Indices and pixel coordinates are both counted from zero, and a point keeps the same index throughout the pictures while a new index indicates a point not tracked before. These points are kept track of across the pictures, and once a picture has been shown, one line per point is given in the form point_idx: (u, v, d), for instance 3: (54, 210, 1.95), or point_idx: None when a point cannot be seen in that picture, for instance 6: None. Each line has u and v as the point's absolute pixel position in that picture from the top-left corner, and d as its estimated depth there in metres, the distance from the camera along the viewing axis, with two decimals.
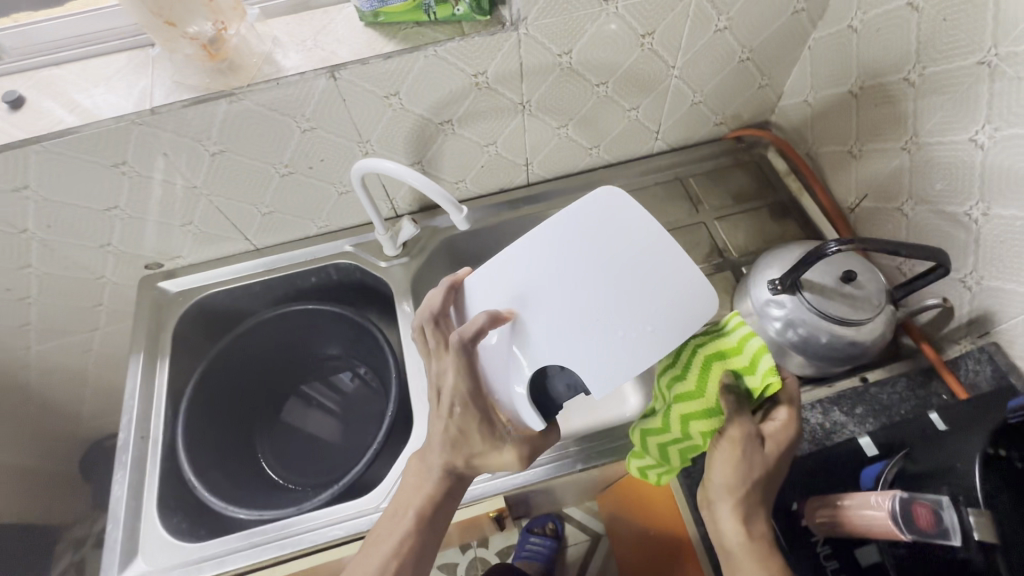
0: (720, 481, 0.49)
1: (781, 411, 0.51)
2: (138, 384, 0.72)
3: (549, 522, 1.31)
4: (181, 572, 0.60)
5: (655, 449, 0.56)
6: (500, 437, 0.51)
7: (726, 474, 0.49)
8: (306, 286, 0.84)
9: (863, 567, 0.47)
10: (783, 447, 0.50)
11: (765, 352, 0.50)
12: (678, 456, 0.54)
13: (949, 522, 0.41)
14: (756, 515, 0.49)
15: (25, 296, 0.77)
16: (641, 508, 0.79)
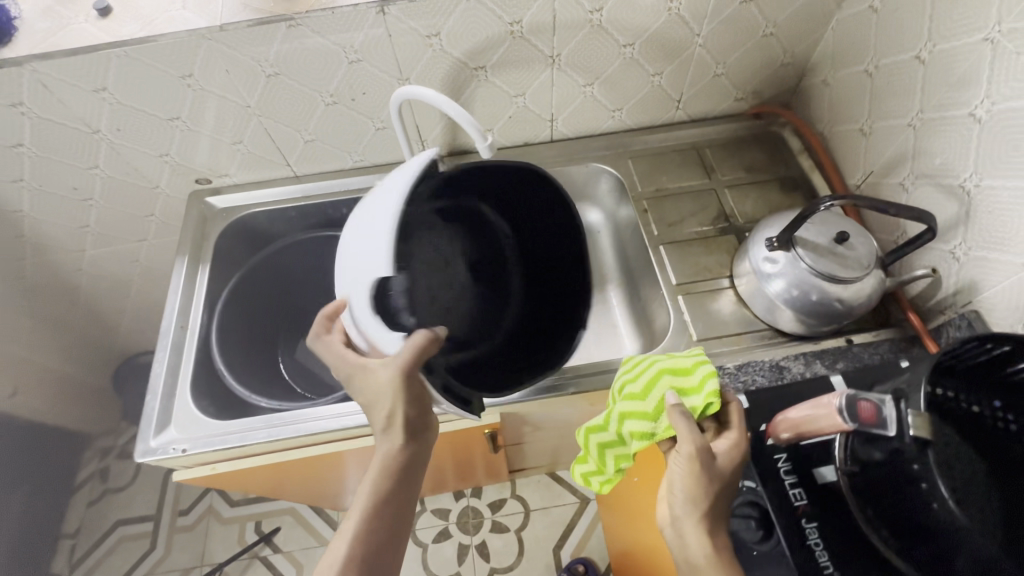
0: (682, 494, 0.48)
1: (732, 433, 0.52)
2: (182, 282, 0.79)
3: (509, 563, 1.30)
4: (207, 440, 0.67)
5: (597, 449, 0.63)
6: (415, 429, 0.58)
7: (686, 488, 0.48)
8: (337, 216, 0.91)
9: (819, 484, 0.51)
10: (736, 464, 0.50)
11: (713, 376, 0.54)
12: (615, 460, 0.62)
13: (888, 414, 0.44)
14: (718, 530, 0.48)
15: (88, 198, 0.85)
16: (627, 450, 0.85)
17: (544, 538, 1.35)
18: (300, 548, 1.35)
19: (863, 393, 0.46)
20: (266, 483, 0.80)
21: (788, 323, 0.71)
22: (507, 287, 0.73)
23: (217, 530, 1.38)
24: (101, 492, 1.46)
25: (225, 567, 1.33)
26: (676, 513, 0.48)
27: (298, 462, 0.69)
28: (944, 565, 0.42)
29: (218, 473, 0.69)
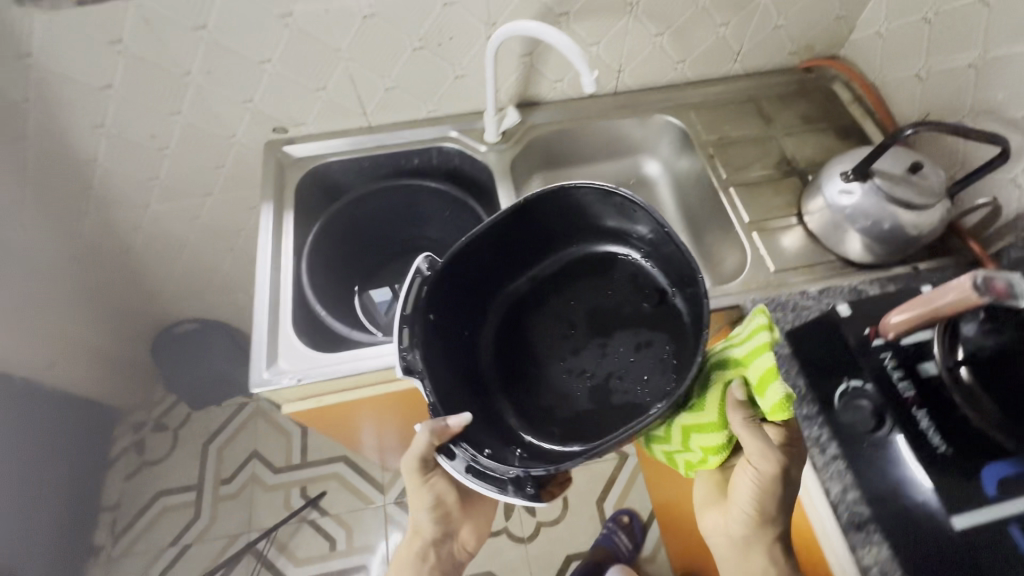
0: (744, 513, 0.55)
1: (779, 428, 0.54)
2: (270, 225, 0.80)
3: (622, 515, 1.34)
4: (320, 371, 0.69)
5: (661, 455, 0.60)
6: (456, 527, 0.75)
7: (751, 508, 0.54)
8: (409, 166, 0.92)
9: (925, 377, 0.56)
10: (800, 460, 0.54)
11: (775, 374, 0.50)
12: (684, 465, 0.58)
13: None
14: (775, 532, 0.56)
15: (163, 148, 0.85)
16: None
17: (586, 492, 1.39)
18: (346, 511, 1.37)
19: (993, 275, 0.52)
20: (353, 424, 0.82)
21: (857, 252, 0.76)
22: (623, 351, 0.67)
23: (261, 498, 1.39)
24: (138, 464, 1.44)
25: (273, 532, 1.34)
26: (732, 534, 0.57)
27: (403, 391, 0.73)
28: None
29: (325, 405, 0.71)
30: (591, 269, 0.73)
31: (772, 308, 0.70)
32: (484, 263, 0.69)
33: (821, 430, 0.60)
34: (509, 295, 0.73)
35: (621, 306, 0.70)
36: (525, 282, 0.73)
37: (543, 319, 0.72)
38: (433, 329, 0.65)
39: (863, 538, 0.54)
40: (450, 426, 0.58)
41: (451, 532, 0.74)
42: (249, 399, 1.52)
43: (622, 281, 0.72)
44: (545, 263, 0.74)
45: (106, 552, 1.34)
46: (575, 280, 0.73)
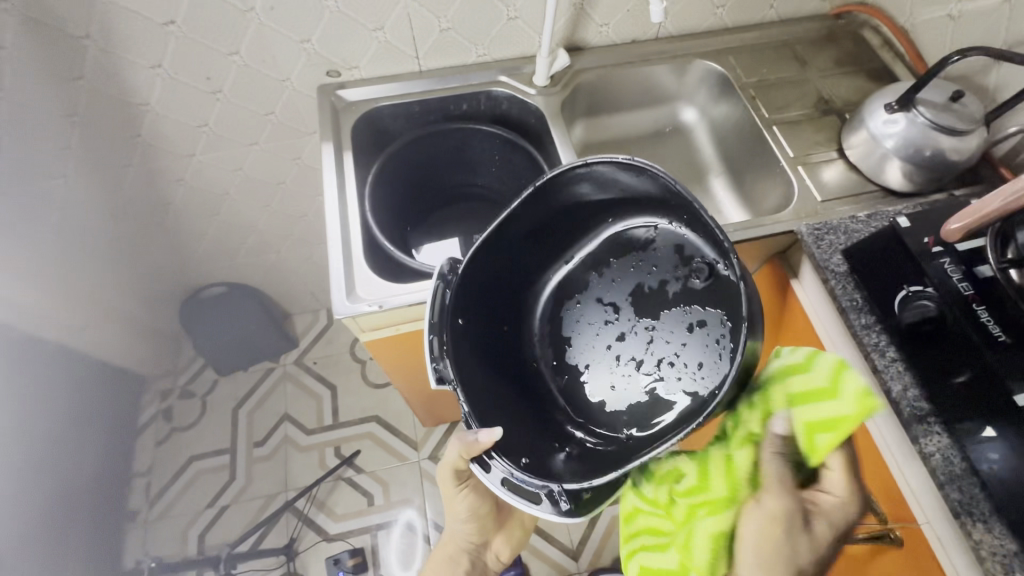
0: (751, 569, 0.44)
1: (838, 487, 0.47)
2: (331, 164, 0.81)
3: None
4: (399, 296, 0.71)
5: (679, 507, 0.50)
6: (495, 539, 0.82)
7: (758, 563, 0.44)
8: (458, 112, 0.94)
9: (982, 279, 0.62)
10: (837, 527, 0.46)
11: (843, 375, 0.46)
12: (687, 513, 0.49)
13: None
14: None
15: (216, 91, 0.86)
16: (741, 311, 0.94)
17: None
18: (382, 468, 1.39)
19: None
20: (418, 356, 0.87)
21: (897, 181, 0.80)
22: (672, 336, 0.67)
23: (296, 459, 1.40)
24: (168, 431, 1.44)
25: (312, 490, 1.35)
26: None
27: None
28: None
29: (403, 333, 0.76)
30: (625, 253, 0.72)
31: (826, 231, 0.75)
32: (507, 257, 0.69)
33: (882, 337, 0.66)
34: (542, 291, 0.75)
35: (660, 288, 0.69)
36: (557, 274, 0.75)
37: (583, 308, 0.72)
38: (468, 330, 0.65)
39: (926, 428, 0.61)
40: (482, 440, 0.55)
41: (480, 544, 0.81)
42: (276, 363, 1.52)
43: (664, 258, 0.70)
44: (577, 256, 0.74)
45: (142, 517, 1.34)
46: (608, 267, 0.73)
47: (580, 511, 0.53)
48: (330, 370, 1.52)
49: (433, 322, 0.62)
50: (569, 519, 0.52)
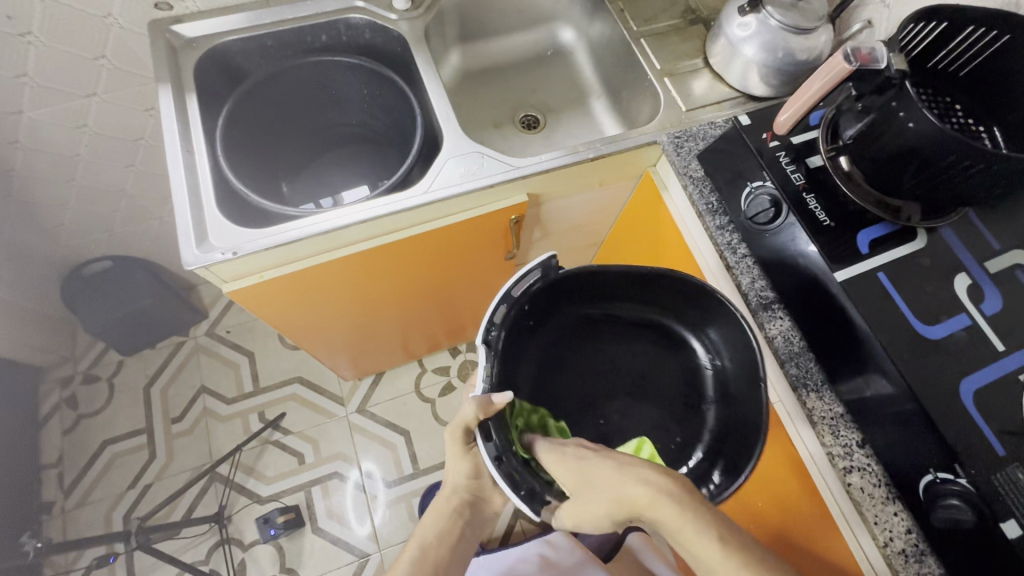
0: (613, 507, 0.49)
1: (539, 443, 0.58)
2: (172, 107, 0.75)
3: None
4: (252, 243, 0.68)
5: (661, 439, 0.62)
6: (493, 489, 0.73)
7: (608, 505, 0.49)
8: (317, 45, 0.88)
9: (813, 168, 0.66)
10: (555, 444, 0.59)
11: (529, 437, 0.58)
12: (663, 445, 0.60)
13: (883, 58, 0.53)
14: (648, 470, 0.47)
15: (25, 33, 0.81)
16: (629, 227, 0.97)
17: None
18: (310, 426, 1.38)
19: (860, 44, 0.54)
20: (301, 308, 0.85)
21: (755, 87, 0.81)
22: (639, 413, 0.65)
23: (218, 428, 1.37)
24: (75, 419, 1.36)
25: (235, 456, 1.34)
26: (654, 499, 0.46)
27: (344, 259, 0.76)
28: (929, 165, 0.55)
29: (268, 279, 0.74)
30: (657, 344, 0.68)
31: (686, 138, 0.77)
32: (578, 294, 0.66)
33: (734, 235, 0.69)
34: (574, 317, 0.67)
35: (668, 391, 0.66)
36: (596, 313, 0.68)
37: (594, 357, 0.67)
38: (518, 324, 0.62)
39: (769, 314, 0.65)
40: (496, 402, 0.55)
41: (479, 494, 0.73)
42: (186, 337, 1.46)
43: (680, 366, 0.67)
44: (621, 313, 0.68)
45: (59, 507, 1.28)
46: (622, 351, 0.68)
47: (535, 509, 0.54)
48: (245, 336, 1.47)
49: (509, 294, 0.59)
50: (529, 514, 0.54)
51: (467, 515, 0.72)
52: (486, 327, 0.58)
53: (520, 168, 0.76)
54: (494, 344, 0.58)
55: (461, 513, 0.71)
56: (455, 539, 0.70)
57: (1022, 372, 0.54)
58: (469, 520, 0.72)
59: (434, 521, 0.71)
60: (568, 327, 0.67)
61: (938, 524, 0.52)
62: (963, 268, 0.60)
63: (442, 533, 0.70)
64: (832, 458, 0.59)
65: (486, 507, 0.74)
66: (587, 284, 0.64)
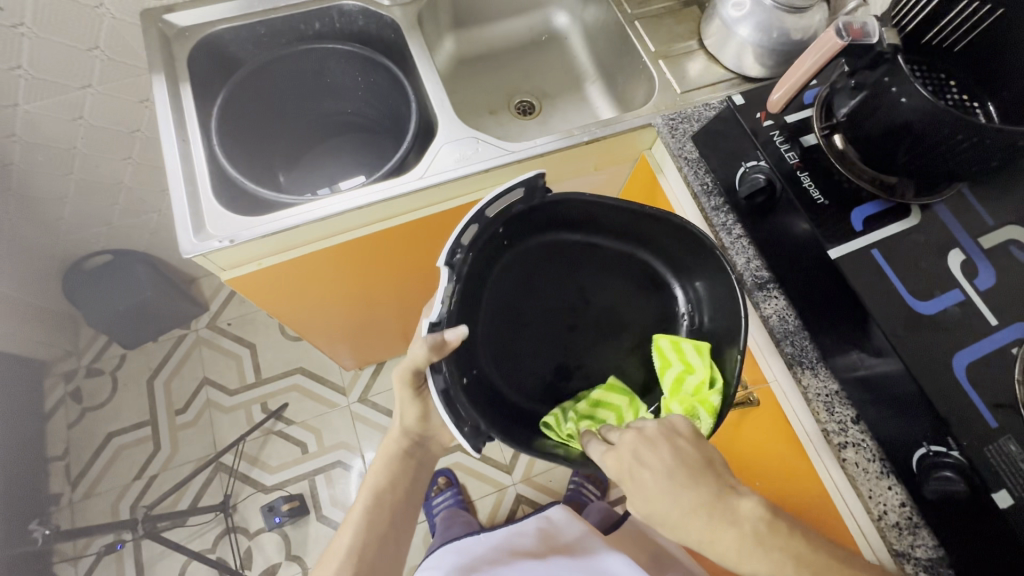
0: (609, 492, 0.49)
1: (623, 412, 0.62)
2: (167, 97, 0.75)
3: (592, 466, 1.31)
4: (246, 229, 0.69)
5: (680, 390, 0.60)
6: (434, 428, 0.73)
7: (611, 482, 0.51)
8: (310, 33, 0.87)
9: (807, 147, 0.65)
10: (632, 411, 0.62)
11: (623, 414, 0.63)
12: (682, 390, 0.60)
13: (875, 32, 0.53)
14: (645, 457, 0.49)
15: (17, 24, 0.81)
16: None
17: None
18: (312, 416, 1.39)
19: (853, 18, 0.53)
20: (304, 294, 0.86)
21: (749, 67, 0.80)
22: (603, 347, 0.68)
23: (222, 419, 1.38)
24: (79, 412, 1.38)
25: (238, 447, 1.35)
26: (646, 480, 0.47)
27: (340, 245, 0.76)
28: (922, 141, 0.55)
29: (267, 267, 0.75)
30: (638, 281, 0.69)
31: (680, 120, 0.77)
32: (560, 221, 0.67)
33: (729, 216, 0.70)
34: (550, 242, 0.68)
35: (632, 324, 0.69)
36: (578, 239, 0.69)
37: (565, 279, 0.68)
38: (489, 247, 0.64)
39: (764, 294, 0.65)
40: (449, 340, 0.57)
41: (426, 434, 0.74)
42: (188, 329, 1.47)
43: (651, 302, 0.69)
44: (603, 245, 0.69)
45: (67, 499, 1.29)
46: (598, 283, 0.68)
47: (478, 447, 0.57)
48: (247, 329, 1.48)
49: (482, 213, 0.59)
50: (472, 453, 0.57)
51: (416, 458, 0.74)
52: (452, 248, 0.59)
53: (515, 152, 0.76)
54: (458, 267, 0.60)
55: (408, 455, 0.73)
56: (404, 484, 0.72)
57: (1015, 345, 0.55)
58: (418, 462, 0.74)
59: (384, 464, 0.72)
60: (539, 249, 0.68)
61: (929, 496, 0.53)
62: (957, 244, 0.60)
63: (394, 478, 0.71)
64: (827, 435, 0.59)
65: (431, 447, 0.76)
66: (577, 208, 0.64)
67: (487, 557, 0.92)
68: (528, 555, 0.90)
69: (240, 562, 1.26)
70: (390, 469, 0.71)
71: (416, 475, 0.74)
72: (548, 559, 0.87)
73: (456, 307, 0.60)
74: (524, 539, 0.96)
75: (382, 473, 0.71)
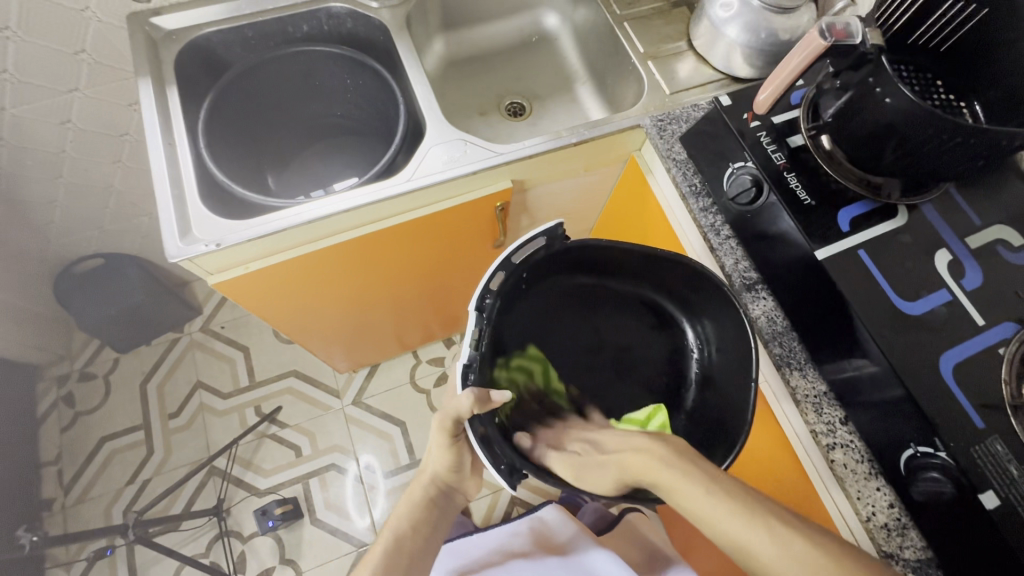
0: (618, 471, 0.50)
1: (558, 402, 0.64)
2: (153, 100, 0.75)
3: None
4: (233, 232, 0.68)
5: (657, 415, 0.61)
6: (464, 479, 0.71)
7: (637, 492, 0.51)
8: (298, 35, 0.87)
9: (794, 147, 0.65)
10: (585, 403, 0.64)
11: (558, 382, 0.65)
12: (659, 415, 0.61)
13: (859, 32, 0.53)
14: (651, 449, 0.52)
15: (3, 28, 0.80)
16: (616, 214, 0.98)
17: None
18: (306, 419, 1.39)
19: (837, 18, 0.53)
20: (293, 297, 0.85)
21: (738, 68, 0.80)
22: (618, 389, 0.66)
23: (215, 423, 1.38)
24: (72, 416, 1.37)
25: (232, 450, 1.35)
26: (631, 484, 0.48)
27: (330, 249, 0.76)
28: (908, 141, 0.55)
29: (255, 270, 0.74)
30: (650, 322, 0.69)
31: (669, 121, 0.77)
32: (579, 263, 0.65)
33: (717, 217, 0.69)
34: (569, 285, 0.67)
35: (643, 364, 0.68)
36: (591, 283, 0.68)
37: (579, 322, 0.67)
38: (512, 291, 0.62)
39: (753, 295, 0.65)
40: (494, 399, 0.55)
41: (453, 485, 0.71)
42: (180, 333, 1.46)
43: (661, 345, 0.68)
44: (616, 287, 0.68)
45: (59, 504, 1.29)
46: (610, 326, 0.68)
47: (513, 485, 0.54)
48: (240, 332, 1.48)
49: (510, 261, 0.59)
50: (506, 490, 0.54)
51: (440, 504, 0.70)
52: (481, 293, 0.58)
53: (504, 154, 0.76)
54: (487, 311, 0.58)
55: (436, 501, 0.70)
56: (429, 529, 0.68)
57: (1002, 345, 0.55)
58: (442, 510, 0.70)
59: (409, 509, 0.69)
60: (557, 291, 0.67)
61: (916, 497, 0.52)
62: (944, 244, 0.60)
63: (417, 522, 0.68)
64: (816, 436, 0.58)
65: (456, 500, 0.72)
66: (600, 256, 0.64)
67: (483, 561, 0.92)
68: (521, 556, 0.91)
69: (234, 566, 1.25)
70: (415, 514, 0.68)
71: (438, 523, 0.69)
72: (539, 560, 0.88)
73: (483, 346, 0.58)
74: (517, 540, 0.97)
75: (407, 513, 0.68)
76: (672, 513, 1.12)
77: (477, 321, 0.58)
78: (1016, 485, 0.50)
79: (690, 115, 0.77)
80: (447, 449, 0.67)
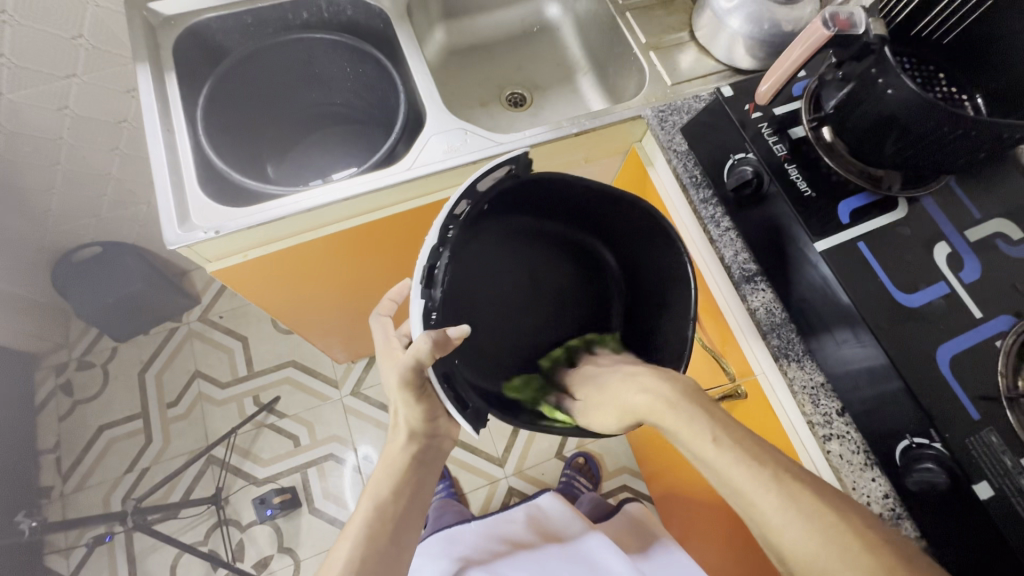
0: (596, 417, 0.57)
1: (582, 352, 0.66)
2: (152, 86, 0.75)
3: (579, 458, 1.33)
4: (230, 219, 0.68)
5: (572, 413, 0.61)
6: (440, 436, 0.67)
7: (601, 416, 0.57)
8: (298, 23, 0.86)
9: (795, 138, 0.65)
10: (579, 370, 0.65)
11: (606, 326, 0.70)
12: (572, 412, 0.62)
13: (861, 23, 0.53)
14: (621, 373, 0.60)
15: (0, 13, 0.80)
16: None
17: None
18: (304, 410, 1.39)
19: (838, 10, 0.53)
20: (291, 283, 0.84)
21: (741, 60, 0.80)
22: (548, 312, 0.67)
23: (214, 412, 1.38)
24: (70, 404, 1.37)
25: (231, 439, 1.35)
26: None
27: (326, 237, 0.76)
28: (909, 130, 0.55)
29: (253, 259, 0.74)
30: (572, 257, 0.70)
31: (671, 112, 0.77)
32: (521, 203, 0.65)
33: (716, 209, 0.69)
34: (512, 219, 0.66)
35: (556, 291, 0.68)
36: (529, 223, 0.68)
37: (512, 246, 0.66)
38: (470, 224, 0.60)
39: (752, 286, 0.65)
40: (452, 336, 0.51)
41: (434, 441, 0.67)
42: (180, 322, 1.46)
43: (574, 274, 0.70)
44: (556, 228, 0.69)
45: (57, 491, 1.29)
46: (546, 262, 0.68)
47: (476, 428, 0.54)
48: (238, 321, 1.47)
49: (473, 188, 0.57)
50: (472, 433, 0.54)
51: (424, 468, 0.66)
52: (443, 221, 0.55)
53: (505, 146, 0.75)
54: (449, 241, 0.56)
55: (418, 464, 0.65)
56: (411, 494, 0.64)
57: (999, 338, 0.55)
58: (427, 469, 0.66)
59: (387, 480, 0.64)
60: (504, 224, 0.66)
61: (911, 487, 0.52)
62: (943, 237, 0.60)
63: (398, 492, 0.63)
64: (812, 427, 0.59)
65: (442, 448, 0.68)
66: (549, 192, 0.63)
67: (485, 550, 0.92)
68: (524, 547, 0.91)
69: (232, 554, 1.26)
70: (396, 482, 0.64)
71: (421, 486, 0.65)
72: (542, 553, 0.88)
73: (438, 280, 0.54)
74: (515, 528, 0.97)
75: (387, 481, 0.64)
76: (668, 504, 1.13)
77: (432, 254, 0.54)
78: (1011, 476, 0.50)
79: (688, 109, 0.77)
80: (414, 407, 0.64)
